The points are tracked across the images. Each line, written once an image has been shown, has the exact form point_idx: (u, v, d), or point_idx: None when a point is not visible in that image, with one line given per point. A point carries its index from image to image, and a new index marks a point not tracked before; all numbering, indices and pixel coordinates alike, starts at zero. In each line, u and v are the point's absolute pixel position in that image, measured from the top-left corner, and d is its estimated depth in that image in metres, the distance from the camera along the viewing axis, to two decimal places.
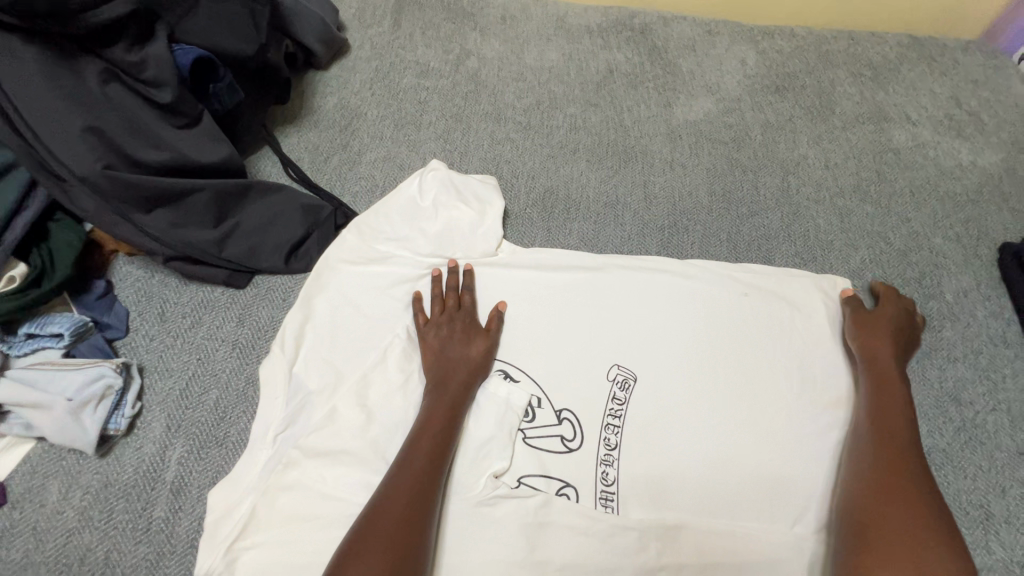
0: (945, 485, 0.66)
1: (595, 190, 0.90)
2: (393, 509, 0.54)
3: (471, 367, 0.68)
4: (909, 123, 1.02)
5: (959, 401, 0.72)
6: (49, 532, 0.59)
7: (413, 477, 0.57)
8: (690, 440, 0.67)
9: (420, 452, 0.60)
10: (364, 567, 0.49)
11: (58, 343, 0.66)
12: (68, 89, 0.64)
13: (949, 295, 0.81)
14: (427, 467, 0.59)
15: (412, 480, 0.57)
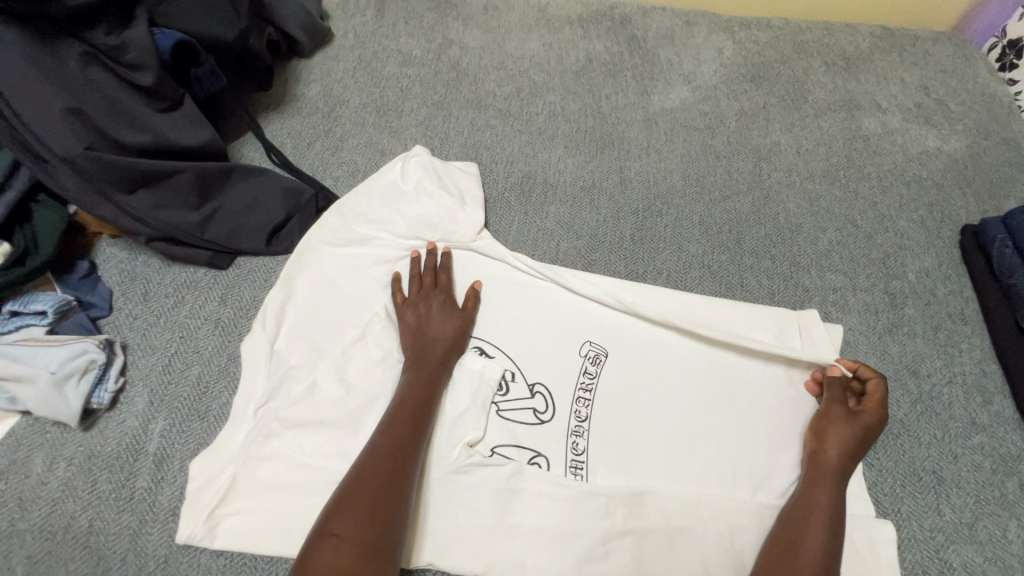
0: (901, 452, 0.69)
1: (572, 174, 0.92)
2: (372, 475, 0.57)
3: (448, 346, 0.70)
4: (879, 111, 1.05)
5: (917, 374, 0.75)
6: (34, 501, 0.61)
7: (391, 446, 0.60)
8: (659, 415, 0.69)
9: (398, 424, 0.62)
10: (348, 522, 0.52)
11: (43, 321, 0.67)
12: (49, 70, 0.65)
13: (911, 275, 0.84)
14: (405, 437, 0.61)
15: (392, 448, 0.59)
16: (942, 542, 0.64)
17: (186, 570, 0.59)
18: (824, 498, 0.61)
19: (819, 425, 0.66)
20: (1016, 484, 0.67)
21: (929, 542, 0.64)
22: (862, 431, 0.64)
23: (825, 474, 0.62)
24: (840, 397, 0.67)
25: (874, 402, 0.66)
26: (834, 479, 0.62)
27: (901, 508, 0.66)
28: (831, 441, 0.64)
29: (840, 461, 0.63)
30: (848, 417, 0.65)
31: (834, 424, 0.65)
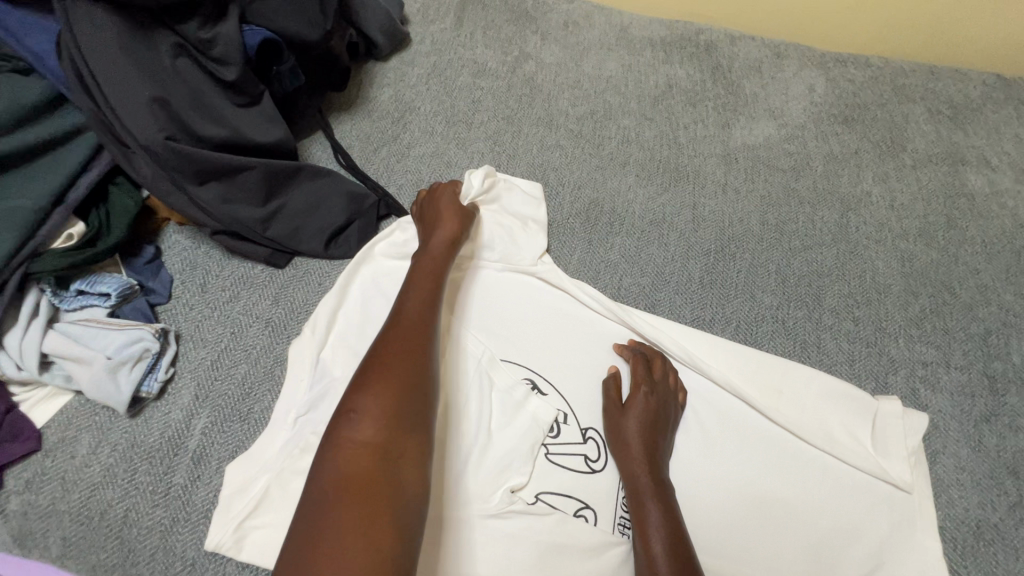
0: (993, 564, 0.61)
1: (641, 206, 0.88)
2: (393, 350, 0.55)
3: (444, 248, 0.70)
4: (988, 168, 0.96)
5: (1017, 475, 0.66)
6: (76, 483, 0.61)
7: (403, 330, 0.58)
8: (715, 480, 0.65)
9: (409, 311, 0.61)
10: (368, 400, 0.50)
11: (106, 302, 0.68)
12: (142, 60, 0.67)
13: (1017, 358, 0.75)
14: (418, 323, 0.59)
15: (407, 335, 0.57)
16: None
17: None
18: (653, 508, 0.59)
19: (614, 423, 0.65)
20: None
21: None
22: (646, 418, 0.64)
23: (634, 472, 0.61)
24: (608, 392, 0.67)
25: (636, 385, 0.66)
26: (644, 475, 0.61)
27: None
28: (629, 438, 0.63)
29: (642, 454, 0.62)
30: (622, 412, 0.65)
31: (624, 420, 0.65)
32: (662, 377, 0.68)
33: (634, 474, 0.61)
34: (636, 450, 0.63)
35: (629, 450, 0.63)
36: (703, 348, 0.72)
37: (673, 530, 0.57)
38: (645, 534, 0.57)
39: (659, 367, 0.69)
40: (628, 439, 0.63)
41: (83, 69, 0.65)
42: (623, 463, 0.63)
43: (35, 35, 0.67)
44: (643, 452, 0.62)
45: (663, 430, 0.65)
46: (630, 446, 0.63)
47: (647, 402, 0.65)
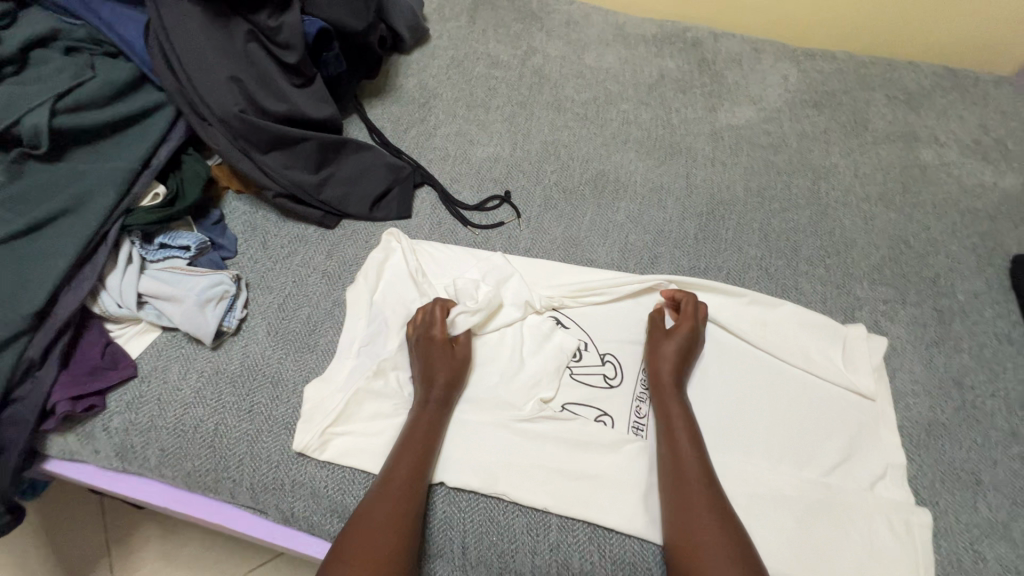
0: (941, 452, 0.73)
1: (641, 176, 1.01)
2: (386, 507, 0.61)
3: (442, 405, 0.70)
4: (937, 144, 1.11)
5: (961, 385, 0.79)
6: (171, 403, 0.71)
7: (395, 492, 0.62)
8: (715, 394, 0.77)
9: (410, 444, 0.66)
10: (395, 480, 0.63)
11: (185, 254, 0.78)
12: (221, 44, 0.78)
13: (960, 296, 0.89)
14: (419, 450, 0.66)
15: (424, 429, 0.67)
16: (976, 536, 0.67)
17: (295, 475, 0.68)
18: (678, 415, 0.70)
19: (654, 343, 0.77)
20: None
21: (963, 533, 0.67)
22: (680, 342, 0.76)
23: (665, 382, 0.73)
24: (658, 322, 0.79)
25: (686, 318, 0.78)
26: (672, 383, 0.73)
27: (938, 501, 0.70)
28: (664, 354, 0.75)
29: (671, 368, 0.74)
30: (666, 335, 0.77)
31: (661, 342, 0.76)
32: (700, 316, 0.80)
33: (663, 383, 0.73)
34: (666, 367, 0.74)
35: (662, 365, 0.74)
36: (706, 294, 0.84)
37: (694, 430, 0.69)
38: (672, 434, 0.69)
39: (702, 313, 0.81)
40: (662, 359, 0.75)
41: (170, 50, 0.77)
42: (654, 375, 0.74)
43: (125, 23, 0.78)
44: (674, 368, 0.74)
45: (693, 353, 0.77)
46: (666, 369, 0.74)
47: (687, 329, 0.77)
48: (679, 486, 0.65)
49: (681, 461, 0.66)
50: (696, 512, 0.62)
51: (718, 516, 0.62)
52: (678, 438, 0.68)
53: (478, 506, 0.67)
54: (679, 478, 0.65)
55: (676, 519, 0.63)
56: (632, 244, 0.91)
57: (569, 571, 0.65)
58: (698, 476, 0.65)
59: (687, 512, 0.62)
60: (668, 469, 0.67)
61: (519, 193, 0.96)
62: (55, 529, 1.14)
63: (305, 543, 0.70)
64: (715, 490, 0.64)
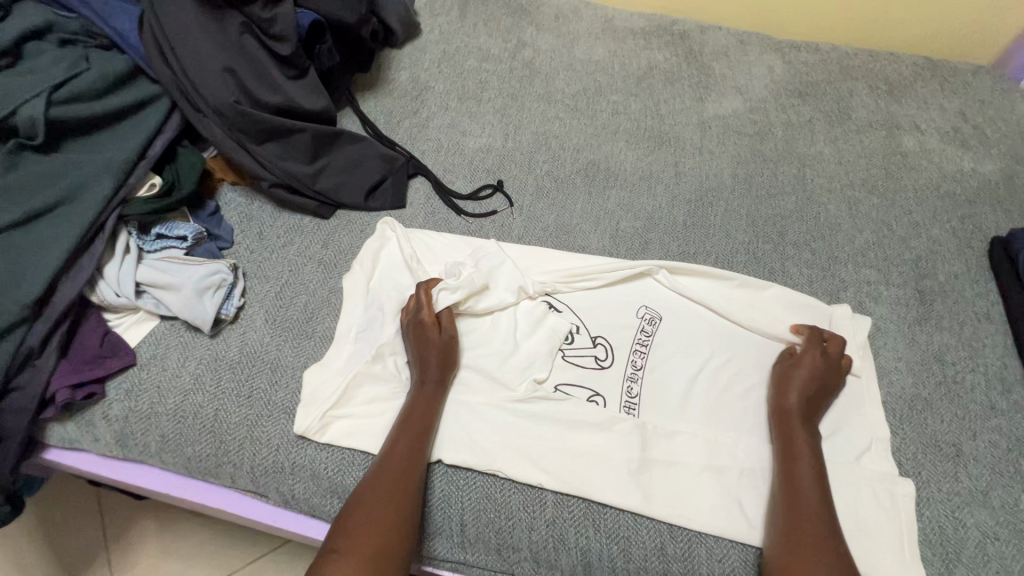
0: (923, 426, 0.76)
1: (631, 165, 1.02)
2: (383, 483, 0.63)
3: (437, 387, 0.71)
4: (918, 132, 1.14)
5: (942, 361, 0.82)
6: (170, 390, 0.72)
7: (392, 470, 0.64)
8: (705, 372, 0.78)
9: (408, 421, 0.68)
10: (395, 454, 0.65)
11: (182, 244, 0.78)
12: (215, 36, 0.79)
13: (941, 277, 0.91)
14: (419, 428, 0.68)
15: (422, 408, 0.69)
16: (957, 504, 0.70)
17: (295, 458, 0.69)
18: (802, 452, 0.69)
19: (783, 373, 0.76)
20: None
21: (945, 502, 0.70)
22: (811, 376, 0.75)
23: (789, 413, 0.72)
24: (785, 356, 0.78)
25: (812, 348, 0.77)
26: (797, 416, 0.72)
27: (921, 471, 0.72)
28: (792, 386, 0.74)
29: (799, 401, 0.72)
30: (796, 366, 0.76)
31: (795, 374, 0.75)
32: (837, 354, 0.78)
33: (787, 415, 0.72)
34: (793, 399, 0.73)
35: (788, 396, 0.73)
36: (694, 278, 0.86)
37: (816, 466, 0.68)
38: (792, 469, 0.68)
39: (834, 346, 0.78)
40: (789, 391, 0.74)
41: (164, 43, 0.78)
42: (779, 406, 0.73)
43: (120, 15, 0.79)
44: (800, 402, 0.73)
45: (825, 389, 0.75)
46: (788, 403, 0.73)
47: (817, 362, 0.76)
48: (795, 521, 0.63)
49: (803, 498, 0.65)
50: (810, 550, 0.61)
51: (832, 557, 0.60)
52: (800, 473, 0.67)
53: (475, 484, 0.69)
54: (795, 513, 0.64)
55: (787, 550, 0.62)
56: (623, 230, 0.93)
57: (565, 545, 0.66)
58: (812, 512, 0.64)
59: (799, 549, 0.61)
60: (786, 505, 0.65)
61: (511, 182, 0.98)
62: (54, 535, 1.13)
63: (306, 526, 0.71)
64: (828, 529, 0.63)
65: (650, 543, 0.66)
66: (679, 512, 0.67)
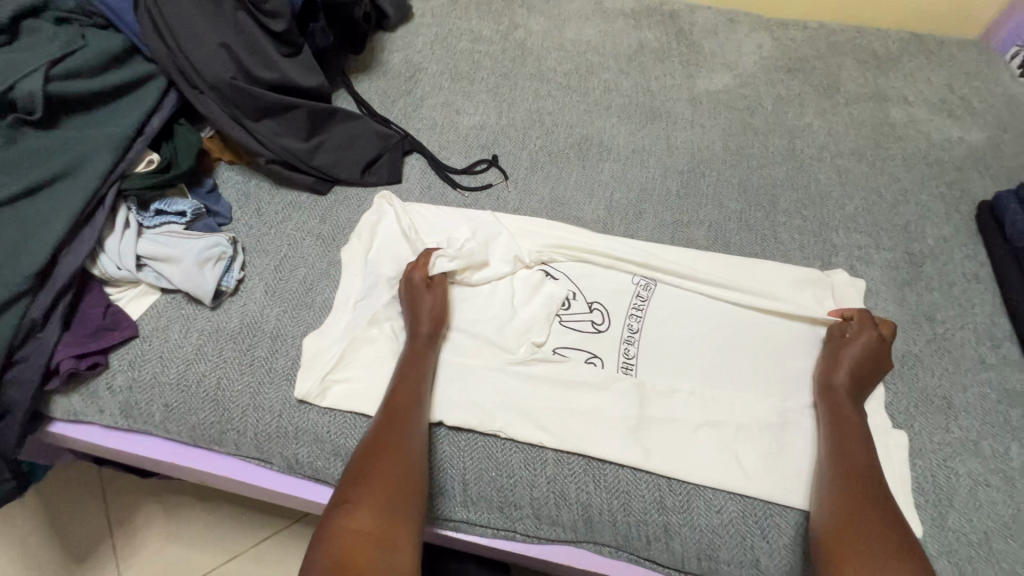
0: (914, 381, 0.77)
1: (624, 139, 1.04)
2: (392, 435, 0.63)
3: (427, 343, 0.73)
4: (906, 103, 1.15)
5: (932, 320, 0.84)
6: (173, 359, 0.73)
7: (398, 421, 0.65)
8: (700, 333, 0.79)
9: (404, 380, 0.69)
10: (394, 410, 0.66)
11: (182, 219, 0.79)
12: (210, 14, 0.81)
13: (930, 240, 0.93)
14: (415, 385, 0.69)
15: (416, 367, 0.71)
16: (949, 453, 0.71)
17: (297, 423, 0.70)
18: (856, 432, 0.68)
19: (830, 354, 0.75)
20: (1019, 413, 0.75)
21: (937, 452, 0.71)
22: (860, 355, 0.73)
23: (839, 391, 0.72)
24: (835, 334, 0.77)
25: (864, 327, 0.75)
26: (847, 394, 0.71)
27: (913, 424, 0.74)
28: (840, 364, 0.73)
29: (848, 380, 0.72)
30: (843, 345, 0.75)
31: (843, 351, 0.74)
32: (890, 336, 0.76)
33: (835, 392, 0.72)
34: (842, 377, 0.72)
35: (836, 374, 0.73)
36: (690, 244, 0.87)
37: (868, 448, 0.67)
38: (843, 449, 0.67)
39: (885, 329, 0.77)
40: (839, 370, 0.73)
41: (159, 20, 0.79)
42: (828, 384, 0.73)
43: None
44: (851, 381, 0.72)
45: (874, 370, 0.74)
46: (838, 383, 0.72)
47: (871, 342, 0.74)
48: (851, 487, 0.63)
49: (857, 467, 0.65)
50: (870, 515, 0.60)
51: (892, 521, 0.60)
52: (855, 454, 0.66)
53: (477, 444, 0.70)
54: (848, 480, 0.64)
55: (840, 527, 0.60)
56: (617, 201, 0.94)
57: (566, 501, 0.68)
58: (864, 479, 0.64)
59: (857, 513, 0.61)
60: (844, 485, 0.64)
61: (506, 158, 0.99)
62: (62, 529, 1.13)
63: (311, 491, 0.72)
64: (881, 494, 0.63)
65: (650, 497, 0.67)
66: (677, 466, 0.68)
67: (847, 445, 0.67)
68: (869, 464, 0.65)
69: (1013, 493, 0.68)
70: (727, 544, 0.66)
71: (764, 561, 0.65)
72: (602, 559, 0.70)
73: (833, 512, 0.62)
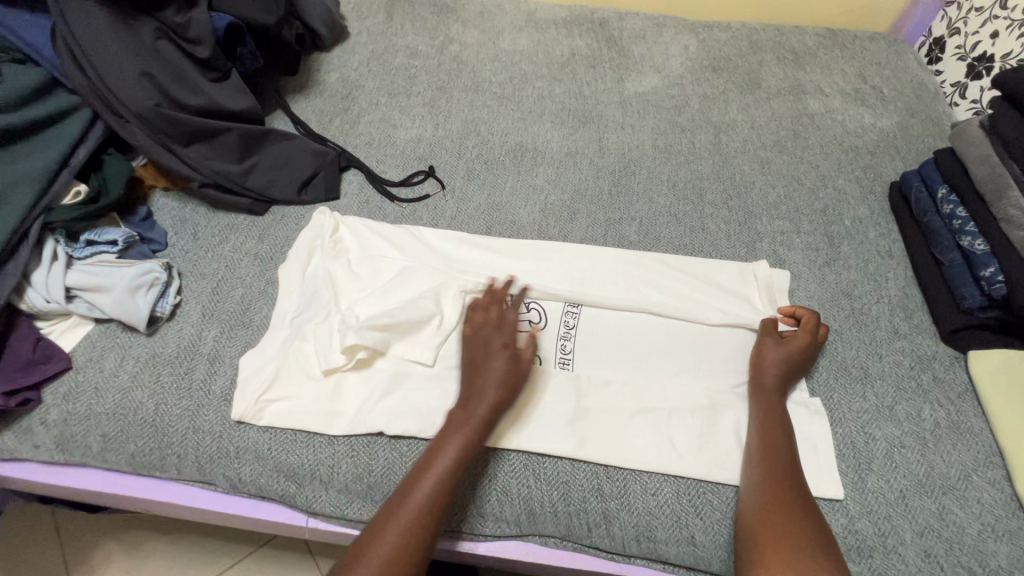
0: (835, 355, 0.82)
1: (558, 143, 1.07)
2: (399, 523, 0.60)
3: (492, 407, 0.68)
4: (823, 95, 1.22)
5: (850, 296, 0.89)
6: (109, 389, 0.72)
7: (407, 512, 0.61)
8: (633, 326, 0.83)
9: (440, 452, 0.65)
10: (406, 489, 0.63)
11: (113, 248, 0.79)
12: (130, 42, 0.81)
13: (847, 221, 0.98)
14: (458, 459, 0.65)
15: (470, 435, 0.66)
16: (868, 420, 0.76)
17: (238, 442, 0.70)
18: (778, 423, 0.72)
19: (756, 352, 0.78)
20: (930, 376, 0.80)
21: (856, 419, 0.76)
22: (791, 354, 0.76)
23: (766, 389, 0.75)
24: (772, 328, 0.80)
25: (804, 331, 0.79)
26: (773, 392, 0.74)
27: (834, 394, 0.78)
28: (766, 365, 0.76)
29: (776, 379, 0.75)
30: (777, 344, 0.78)
31: (766, 350, 0.77)
32: (813, 328, 0.80)
33: (766, 388, 0.75)
34: (772, 369, 0.76)
35: (765, 369, 0.76)
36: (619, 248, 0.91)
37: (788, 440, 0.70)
38: (772, 440, 0.70)
39: (809, 324, 0.80)
40: (769, 361, 0.77)
41: (78, 51, 0.79)
42: (756, 382, 0.76)
43: (32, 29, 0.80)
44: (777, 373, 0.75)
45: (800, 365, 0.77)
46: (762, 370, 0.76)
47: (804, 344, 0.78)
48: (772, 479, 0.66)
49: (780, 459, 0.68)
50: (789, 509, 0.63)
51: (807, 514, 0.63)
52: (778, 441, 0.70)
53: (417, 450, 0.70)
54: (770, 472, 0.67)
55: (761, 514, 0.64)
56: (552, 203, 0.98)
57: (508, 497, 0.70)
58: (783, 473, 0.67)
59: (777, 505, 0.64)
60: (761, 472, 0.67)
61: (443, 168, 1.01)
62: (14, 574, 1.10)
63: (260, 510, 0.73)
64: (797, 488, 0.66)
65: (587, 485, 0.70)
66: (615, 452, 0.71)
67: (772, 438, 0.70)
68: (789, 457, 0.68)
69: (926, 451, 0.73)
70: (664, 524, 0.68)
71: (699, 536, 0.68)
72: (547, 550, 0.72)
73: (757, 507, 0.65)
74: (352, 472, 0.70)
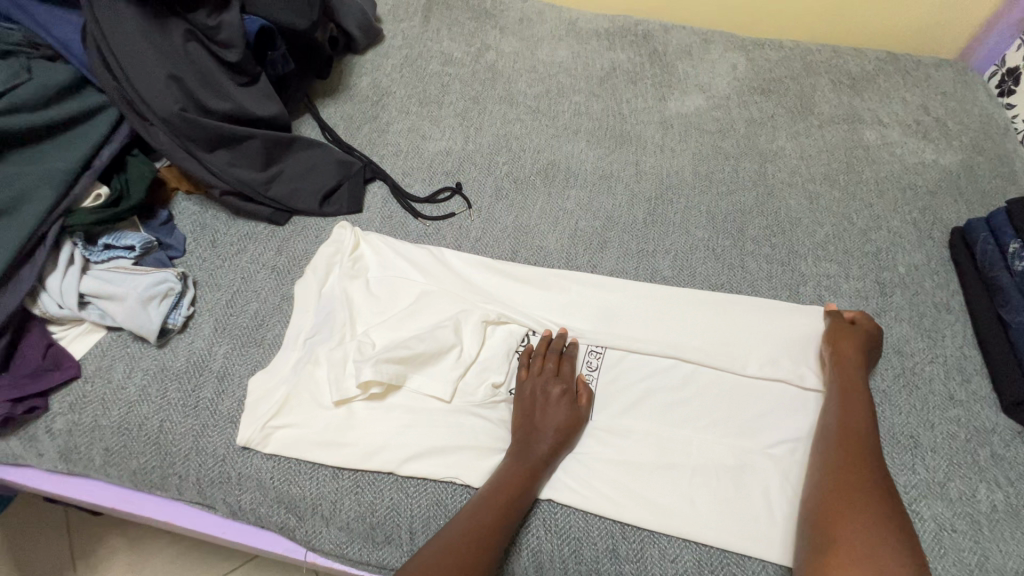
0: (881, 419, 0.75)
1: (591, 164, 1.02)
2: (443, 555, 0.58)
3: (549, 449, 0.67)
4: (880, 125, 1.14)
5: (901, 352, 0.82)
6: (116, 402, 0.70)
7: (454, 547, 0.58)
8: (663, 372, 0.77)
9: (486, 491, 0.64)
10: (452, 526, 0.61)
11: (130, 254, 0.77)
12: (158, 43, 0.79)
13: (901, 268, 0.91)
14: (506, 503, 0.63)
15: (517, 477, 0.65)
16: (914, 496, 0.69)
17: (241, 469, 0.68)
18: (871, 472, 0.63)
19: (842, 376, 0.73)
20: (988, 452, 0.73)
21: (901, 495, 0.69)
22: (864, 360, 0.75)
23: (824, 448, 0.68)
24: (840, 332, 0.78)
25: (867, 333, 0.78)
26: (866, 445, 0.66)
27: None
28: (853, 412, 0.69)
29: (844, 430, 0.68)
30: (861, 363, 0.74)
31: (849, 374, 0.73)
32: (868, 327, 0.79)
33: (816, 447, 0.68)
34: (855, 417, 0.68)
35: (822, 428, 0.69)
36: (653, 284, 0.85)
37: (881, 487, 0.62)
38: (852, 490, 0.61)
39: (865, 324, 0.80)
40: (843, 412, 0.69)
41: (106, 51, 0.77)
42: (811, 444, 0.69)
43: (61, 25, 0.79)
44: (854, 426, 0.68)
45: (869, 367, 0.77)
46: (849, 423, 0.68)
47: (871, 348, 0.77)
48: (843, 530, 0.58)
49: (861, 451, 0.65)
50: (852, 525, 0.58)
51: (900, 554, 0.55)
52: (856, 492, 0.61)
53: (426, 491, 0.67)
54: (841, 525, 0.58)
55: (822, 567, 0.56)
56: (582, 229, 0.93)
57: (517, 548, 0.66)
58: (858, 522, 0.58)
59: (849, 495, 0.61)
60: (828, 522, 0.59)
61: (470, 184, 0.97)
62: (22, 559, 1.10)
63: (260, 538, 0.71)
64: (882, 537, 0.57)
65: (602, 543, 0.65)
66: (636, 511, 0.66)
67: (849, 451, 0.65)
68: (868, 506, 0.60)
69: (980, 538, 0.66)
70: None
71: None
72: None
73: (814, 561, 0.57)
74: (356, 509, 0.66)
